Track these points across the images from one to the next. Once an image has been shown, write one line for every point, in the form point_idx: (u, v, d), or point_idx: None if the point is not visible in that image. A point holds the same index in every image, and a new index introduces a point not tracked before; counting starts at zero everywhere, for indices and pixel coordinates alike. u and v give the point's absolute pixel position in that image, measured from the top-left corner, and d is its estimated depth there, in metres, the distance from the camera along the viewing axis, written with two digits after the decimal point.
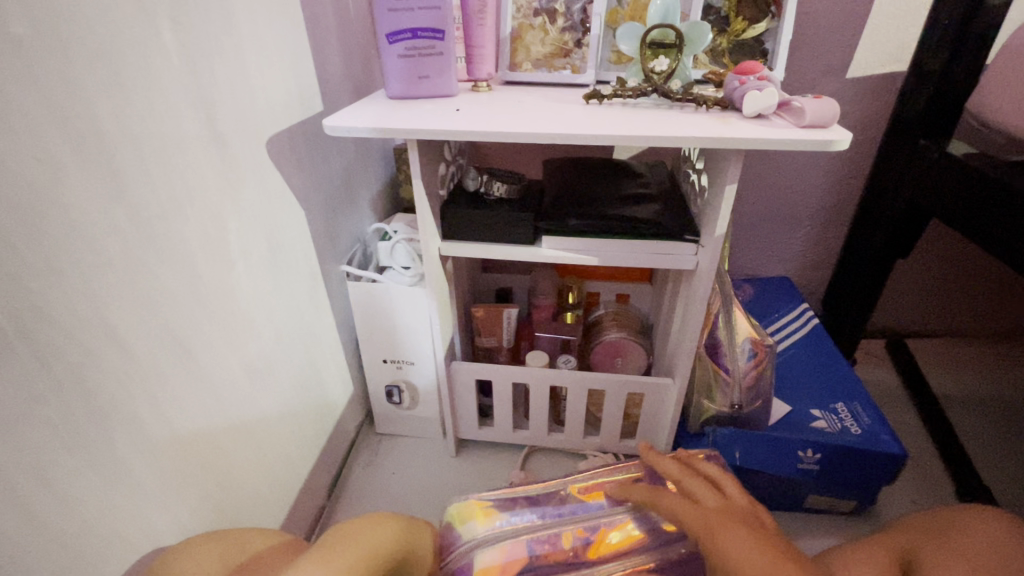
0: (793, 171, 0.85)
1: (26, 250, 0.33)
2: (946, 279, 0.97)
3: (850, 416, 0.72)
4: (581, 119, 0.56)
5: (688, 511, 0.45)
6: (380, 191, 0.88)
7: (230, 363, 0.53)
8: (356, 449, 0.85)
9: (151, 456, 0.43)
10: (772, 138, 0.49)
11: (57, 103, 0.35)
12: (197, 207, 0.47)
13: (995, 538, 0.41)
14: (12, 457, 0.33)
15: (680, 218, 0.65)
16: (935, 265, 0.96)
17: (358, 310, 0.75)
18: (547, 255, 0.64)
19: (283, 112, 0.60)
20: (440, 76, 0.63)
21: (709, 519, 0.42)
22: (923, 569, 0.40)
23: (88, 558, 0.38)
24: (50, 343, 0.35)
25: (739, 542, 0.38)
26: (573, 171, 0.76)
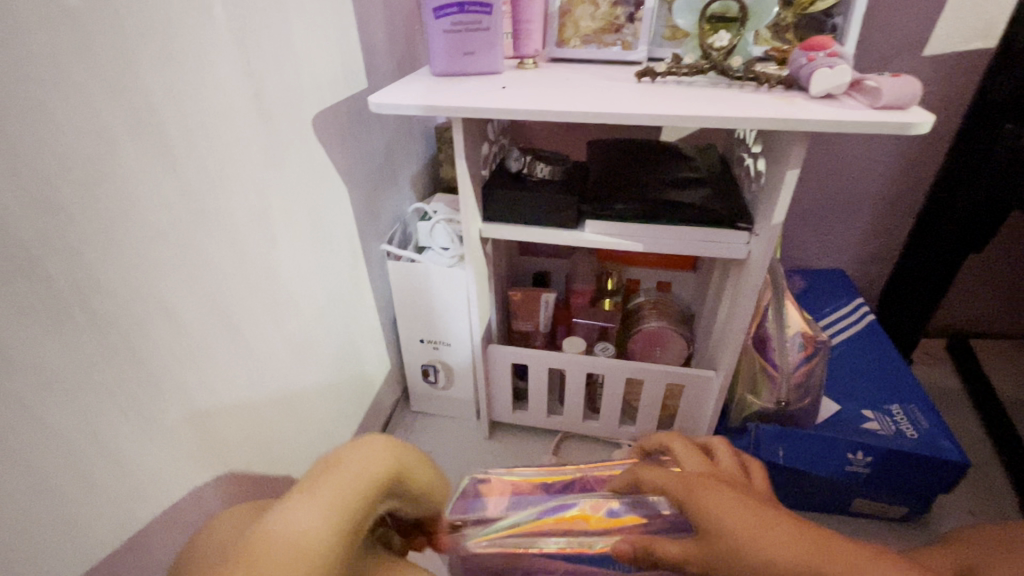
0: (857, 157, 0.80)
1: (84, 222, 0.34)
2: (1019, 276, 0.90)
3: (906, 419, 0.68)
4: (633, 98, 0.53)
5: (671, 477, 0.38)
6: (421, 169, 0.88)
7: (274, 337, 0.54)
8: (392, 425, 0.86)
9: (198, 424, 0.45)
10: (843, 120, 0.45)
11: (112, 76, 0.36)
12: (244, 182, 0.48)
13: None
14: (71, 421, 0.34)
15: (732, 204, 0.62)
16: (1009, 261, 0.89)
17: (398, 290, 0.75)
18: (590, 240, 0.62)
19: (328, 88, 0.60)
20: (486, 52, 0.61)
21: (691, 479, 0.36)
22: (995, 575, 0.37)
23: (139, 519, 0.40)
24: (106, 312, 0.36)
25: (719, 495, 0.33)
26: (618, 153, 0.74)
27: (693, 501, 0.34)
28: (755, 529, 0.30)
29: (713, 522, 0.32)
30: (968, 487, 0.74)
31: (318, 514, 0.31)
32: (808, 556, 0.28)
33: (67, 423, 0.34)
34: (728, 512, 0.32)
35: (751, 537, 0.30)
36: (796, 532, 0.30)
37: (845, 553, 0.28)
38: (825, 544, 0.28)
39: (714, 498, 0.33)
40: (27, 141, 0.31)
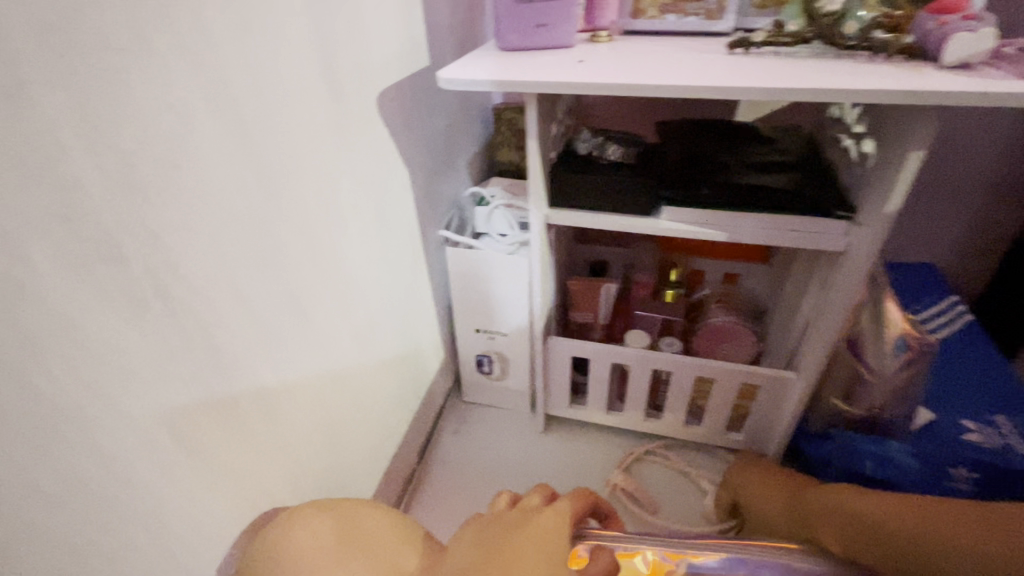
0: (968, 138, 0.72)
1: (162, 203, 0.32)
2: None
3: (1014, 432, 0.61)
4: (730, 70, 0.48)
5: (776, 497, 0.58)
6: (478, 152, 0.84)
7: (339, 324, 0.52)
8: (445, 416, 0.84)
9: (266, 414, 0.44)
10: (989, 93, 0.39)
11: (189, 46, 0.33)
12: (315, 164, 0.46)
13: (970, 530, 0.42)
14: (147, 412, 0.33)
15: (830, 190, 0.56)
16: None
17: (456, 277, 0.73)
18: (667, 227, 0.58)
19: (394, 65, 0.57)
20: (560, 24, 0.57)
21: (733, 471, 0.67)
22: None
23: (212, 511, 0.39)
24: (182, 301, 0.35)
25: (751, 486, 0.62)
26: (693, 134, 0.68)
27: (802, 502, 0.54)
28: (837, 517, 0.48)
29: (827, 515, 0.49)
30: None
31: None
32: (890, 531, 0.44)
33: (145, 415, 0.33)
34: (847, 501, 0.48)
35: (855, 518, 0.47)
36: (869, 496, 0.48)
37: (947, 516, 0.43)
38: (890, 507, 0.46)
39: (836, 500, 0.49)
40: (107, 117, 0.29)
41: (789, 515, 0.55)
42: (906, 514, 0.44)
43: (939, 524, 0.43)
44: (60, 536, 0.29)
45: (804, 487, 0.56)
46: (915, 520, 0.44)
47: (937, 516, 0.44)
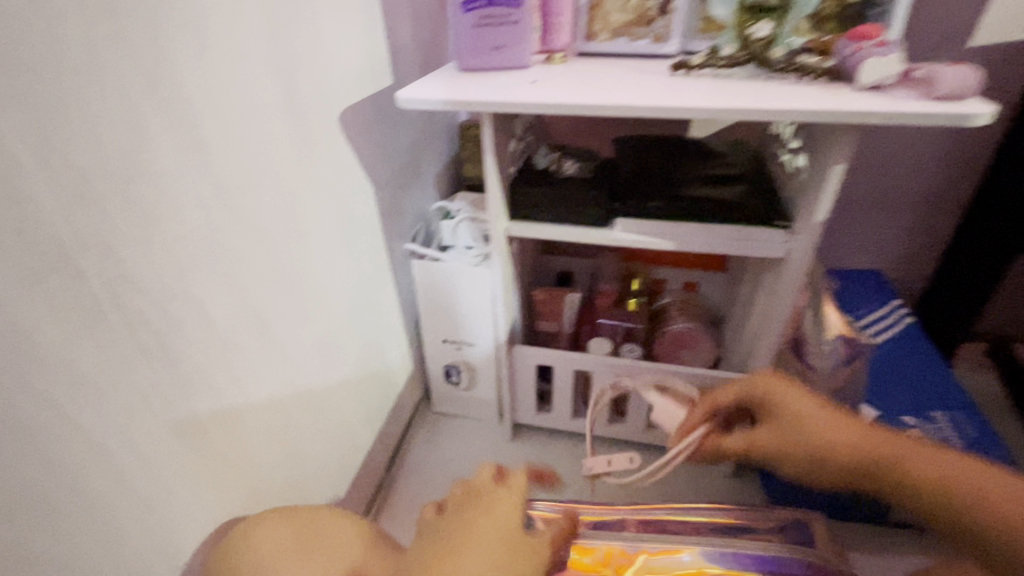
0: (901, 153, 0.77)
1: (118, 218, 0.34)
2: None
3: (950, 426, 0.65)
4: (670, 90, 0.51)
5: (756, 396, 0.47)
6: (444, 168, 0.87)
7: (301, 335, 0.54)
8: (414, 427, 0.85)
9: (226, 423, 0.44)
10: (898, 112, 0.43)
11: (146, 69, 0.35)
12: (274, 179, 0.47)
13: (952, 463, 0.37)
14: (103, 420, 0.34)
15: (770, 201, 0.60)
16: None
17: (422, 289, 0.75)
18: (620, 239, 0.61)
19: (355, 84, 0.59)
20: (514, 46, 0.60)
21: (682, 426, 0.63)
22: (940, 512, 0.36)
23: (168, 521, 0.39)
24: (140, 312, 0.36)
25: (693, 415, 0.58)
26: (647, 149, 0.72)
27: (772, 404, 0.46)
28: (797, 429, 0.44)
29: (791, 454, 0.44)
30: None
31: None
32: (882, 463, 0.39)
33: (100, 424, 0.34)
34: (808, 411, 0.43)
35: (825, 442, 0.42)
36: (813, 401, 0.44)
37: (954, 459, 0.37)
38: (880, 447, 0.40)
39: (786, 399, 0.45)
40: (62, 137, 0.30)
41: (802, 465, 0.43)
42: (857, 432, 0.41)
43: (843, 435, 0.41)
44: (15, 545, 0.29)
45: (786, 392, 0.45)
46: (840, 426, 0.42)
47: (920, 447, 0.38)
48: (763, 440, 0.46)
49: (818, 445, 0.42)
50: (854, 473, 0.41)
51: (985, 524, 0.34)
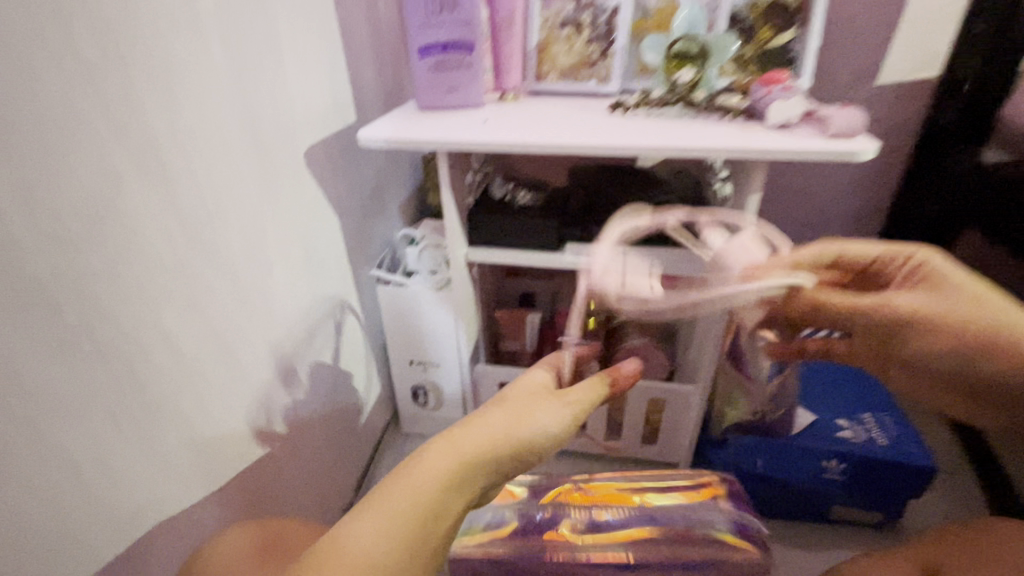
0: (826, 178, 0.85)
1: (93, 256, 0.37)
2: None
3: (876, 426, 0.71)
4: (607, 128, 0.57)
5: (870, 304, 0.48)
6: (409, 197, 0.91)
7: (268, 360, 0.56)
8: (383, 447, 0.87)
9: (196, 446, 0.46)
10: (799, 148, 0.49)
11: (120, 120, 0.38)
12: (241, 214, 0.51)
13: None
14: (77, 445, 0.36)
15: (705, 225, 0.66)
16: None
17: (388, 313, 0.78)
18: (571, 262, 0.65)
19: (319, 123, 0.63)
20: (469, 88, 0.65)
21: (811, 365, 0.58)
22: None
23: (136, 543, 0.41)
24: (110, 342, 0.38)
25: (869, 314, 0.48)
26: (597, 178, 0.77)
27: (834, 301, 0.49)
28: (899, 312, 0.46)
29: (946, 323, 0.44)
30: (938, 493, 0.77)
31: (379, 526, 0.23)
32: (1000, 337, 0.43)
33: (74, 448, 0.36)
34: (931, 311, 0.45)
35: (923, 316, 0.45)
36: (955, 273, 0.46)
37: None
38: None
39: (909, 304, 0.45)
40: (42, 185, 0.33)
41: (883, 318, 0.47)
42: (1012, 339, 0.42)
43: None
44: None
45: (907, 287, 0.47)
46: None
47: None
48: (914, 321, 0.46)
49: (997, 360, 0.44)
50: (966, 353, 0.44)
51: None
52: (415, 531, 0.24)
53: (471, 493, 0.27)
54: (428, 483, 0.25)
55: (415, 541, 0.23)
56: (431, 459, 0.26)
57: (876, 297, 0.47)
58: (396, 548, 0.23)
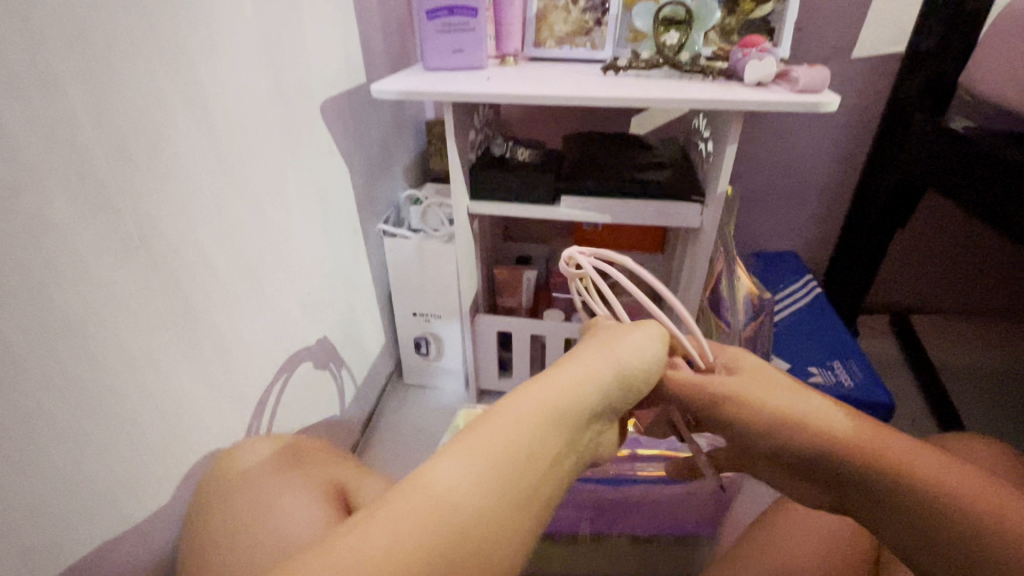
0: (804, 147, 0.90)
1: (147, 172, 0.42)
2: (954, 256, 0.98)
3: (844, 370, 0.79)
4: (599, 84, 0.62)
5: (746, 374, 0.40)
6: (413, 161, 0.96)
7: (286, 294, 0.61)
8: (386, 396, 0.93)
9: (226, 360, 0.52)
10: (770, 100, 0.55)
11: (168, 56, 0.43)
12: (265, 155, 0.55)
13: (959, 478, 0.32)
14: (132, 337, 0.41)
15: (689, 181, 0.71)
16: (946, 238, 0.97)
17: (392, 265, 0.83)
18: (565, 214, 0.71)
19: (333, 80, 0.68)
20: (473, 50, 0.70)
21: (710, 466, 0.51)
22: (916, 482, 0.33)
23: (174, 436, 0.46)
24: (161, 251, 0.43)
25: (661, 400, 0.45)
26: (591, 142, 0.82)
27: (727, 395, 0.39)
28: (774, 412, 0.38)
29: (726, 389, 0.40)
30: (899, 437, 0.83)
31: (467, 471, 0.27)
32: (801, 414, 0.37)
33: (130, 339, 0.41)
34: (762, 397, 0.38)
35: (774, 405, 0.38)
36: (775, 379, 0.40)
37: (953, 485, 0.32)
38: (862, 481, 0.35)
39: (756, 396, 0.39)
40: (108, 104, 0.38)
41: (772, 418, 0.37)
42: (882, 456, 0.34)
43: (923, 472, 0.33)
44: (66, 421, 0.37)
45: (784, 380, 0.40)
46: (939, 469, 0.33)
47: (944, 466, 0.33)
48: (769, 411, 0.38)
49: (871, 474, 0.34)
50: (838, 458, 0.35)
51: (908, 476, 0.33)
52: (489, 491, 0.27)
53: (556, 446, 0.30)
54: (508, 436, 0.28)
55: (498, 479, 0.27)
56: (510, 413, 0.29)
57: (776, 395, 0.38)
58: (482, 485, 0.27)
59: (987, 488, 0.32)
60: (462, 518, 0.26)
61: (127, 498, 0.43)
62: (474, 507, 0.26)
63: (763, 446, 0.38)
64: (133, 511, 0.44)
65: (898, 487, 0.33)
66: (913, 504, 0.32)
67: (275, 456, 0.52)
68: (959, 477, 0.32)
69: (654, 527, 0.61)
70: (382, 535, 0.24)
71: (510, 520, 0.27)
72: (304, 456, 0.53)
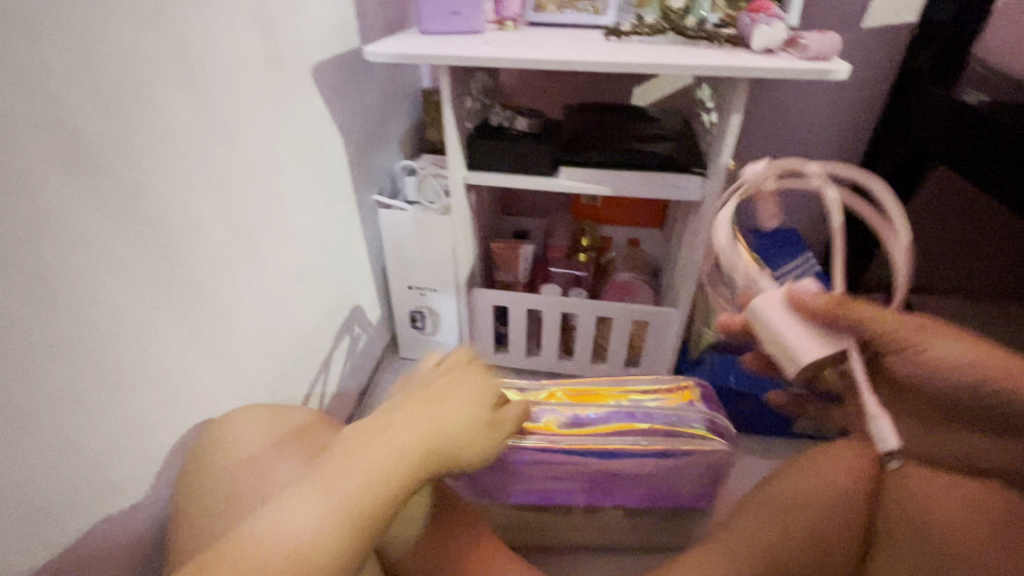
0: (810, 121, 0.88)
1: (133, 132, 0.40)
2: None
3: None
4: (601, 49, 0.60)
5: (914, 319, 0.37)
6: (408, 131, 0.93)
7: (279, 264, 0.60)
8: (381, 369, 0.92)
9: (218, 328, 0.51)
10: (777, 67, 0.53)
11: (154, 8, 0.41)
12: (256, 119, 0.54)
13: None
14: (121, 304, 0.40)
15: (692, 153, 0.69)
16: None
17: (387, 238, 0.82)
18: (564, 185, 0.69)
19: (326, 42, 0.65)
20: (471, 13, 0.67)
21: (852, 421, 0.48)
22: None
23: (165, 404, 0.46)
24: (149, 214, 0.42)
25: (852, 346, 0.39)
26: (592, 112, 0.80)
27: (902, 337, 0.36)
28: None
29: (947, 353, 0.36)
30: None
31: (301, 519, 0.35)
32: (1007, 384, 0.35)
33: (119, 306, 0.40)
34: (948, 349, 0.36)
35: (948, 352, 0.36)
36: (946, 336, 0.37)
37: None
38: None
39: (935, 345, 0.36)
40: (93, 57, 0.36)
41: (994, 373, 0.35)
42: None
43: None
44: (54, 387, 0.36)
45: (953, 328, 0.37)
46: None
47: None
48: (957, 358, 0.36)
49: None
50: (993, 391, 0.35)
51: None
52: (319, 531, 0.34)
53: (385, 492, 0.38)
54: (334, 489, 0.36)
55: (331, 528, 0.35)
56: (342, 471, 0.37)
57: (954, 340, 0.36)
58: (316, 531, 0.34)
59: None
60: (293, 554, 0.33)
61: (118, 466, 0.42)
62: (322, 555, 0.34)
63: (972, 403, 0.37)
64: (125, 479, 0.43)
65: None
66: None
67: (269, 429, 0.51)
68: None
69: (637, 503, 0.62)
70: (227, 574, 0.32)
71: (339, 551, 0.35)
72: (298, 431, 0.53)
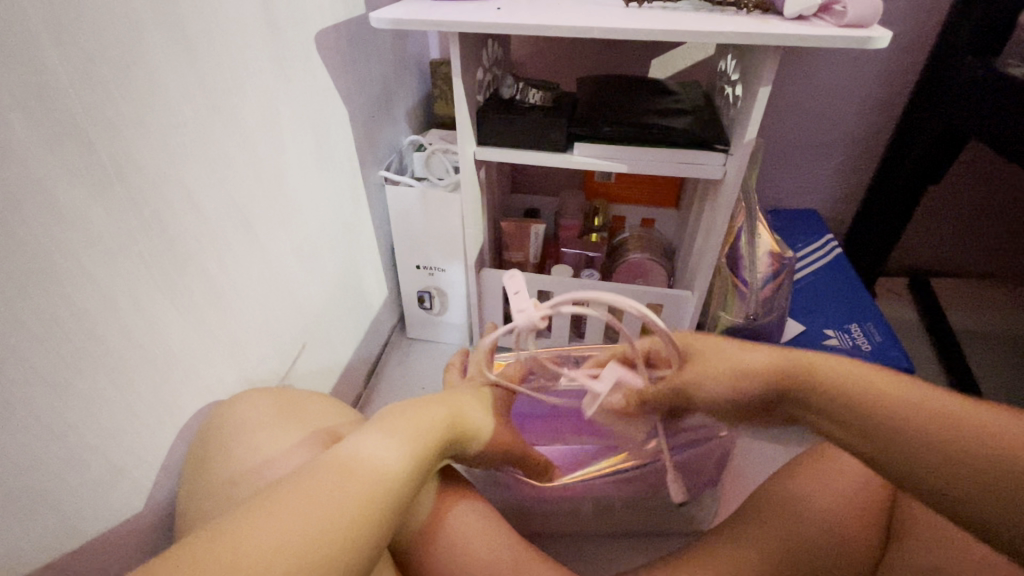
0: (836, 95, 0.84)
1: (119, 99, 0.38)
2: (991, 218, 0.93)
3: (862, 334, 0.76)
4: (621, 15, 0.56)
5: (690, 354, 0.46)
6: (416, 105, 0.90)
7: (284, 241, 0.58)
8: (389, 350, 0.91)
9: (219, 308, 0.49)
10: (812, 34, 0.49)
11: None
12: (256, 88, 0.51)
13: (873, 385, 0.36)
14: (112, 282, 0.39)
15: (713, 129, 0.66)
16: (987, 198, 0.92)
17: (394, 215, 0.79)
18: (579, 161, 0.66)
19: (329, 8, 0.62)
20: None
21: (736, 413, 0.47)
22: (882, 427, 0.35)
23: (166, 384, 0.45)
24: (140, 188, 0.40)
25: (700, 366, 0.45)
26: (608, 85, 0.77)
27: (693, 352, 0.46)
28: (818, 362, 0.40)
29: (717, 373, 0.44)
30: None
31: (380, 455, 0.38)
32: (791, 380, 0.40)
33: (110, 283, 0.39)
34: (722, 349, 0.45)
35: (715, 367, 0.44)
36: (716, 354, 0.45)
37: (994, 419, 0.33)
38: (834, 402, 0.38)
39: (708, 348, 0.46)
40: (71, 16, 0.34)
41: (763, 355, 0.42)
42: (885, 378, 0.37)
43: (916, 392, 0.35)
44: (48, 368, 0.35)
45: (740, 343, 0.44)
46: (868, 382, 0.37)
47: (880, 382, 0.36)
48: (721, 378, 0.44)
49: (864, 402, 0.36)
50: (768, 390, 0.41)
51: (903, 420, 0.34)
52: (394, 473, 0.38)
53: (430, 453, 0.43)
54: (399, 435, 0.41)
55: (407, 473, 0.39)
56: (403, 422, 0.43)
57: (724, 363, 0.44)
58: (396, 469, 0.38)
59: (882, 382, 0.36)
60: (377, 480, 0.36)
61: (119, 449, 0.41)
62: (398, 482, 0.38)
63: (767, 390, 0.41)
64: (127, 462, 0.42)
65: (853, 411, 0.36)
66: (845, 414, 0.37)
67: (272, 410, 0.50)
68: (904, 388, 0.36)
69: (642, 493, 0.60)
70: (311, 503, 0.33)
71: (405, 489, 0.38)
72: (305, 413, 0.52)
